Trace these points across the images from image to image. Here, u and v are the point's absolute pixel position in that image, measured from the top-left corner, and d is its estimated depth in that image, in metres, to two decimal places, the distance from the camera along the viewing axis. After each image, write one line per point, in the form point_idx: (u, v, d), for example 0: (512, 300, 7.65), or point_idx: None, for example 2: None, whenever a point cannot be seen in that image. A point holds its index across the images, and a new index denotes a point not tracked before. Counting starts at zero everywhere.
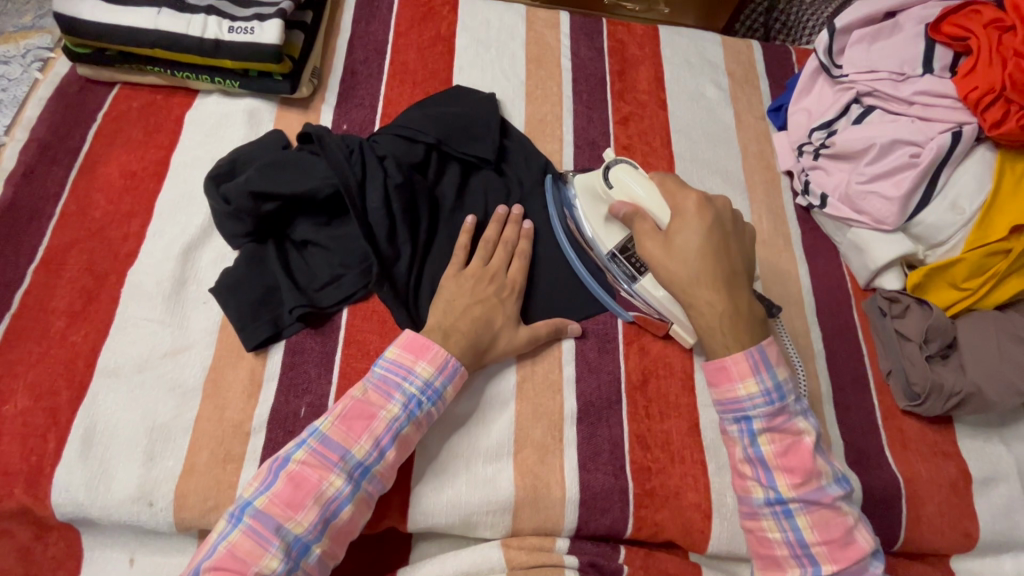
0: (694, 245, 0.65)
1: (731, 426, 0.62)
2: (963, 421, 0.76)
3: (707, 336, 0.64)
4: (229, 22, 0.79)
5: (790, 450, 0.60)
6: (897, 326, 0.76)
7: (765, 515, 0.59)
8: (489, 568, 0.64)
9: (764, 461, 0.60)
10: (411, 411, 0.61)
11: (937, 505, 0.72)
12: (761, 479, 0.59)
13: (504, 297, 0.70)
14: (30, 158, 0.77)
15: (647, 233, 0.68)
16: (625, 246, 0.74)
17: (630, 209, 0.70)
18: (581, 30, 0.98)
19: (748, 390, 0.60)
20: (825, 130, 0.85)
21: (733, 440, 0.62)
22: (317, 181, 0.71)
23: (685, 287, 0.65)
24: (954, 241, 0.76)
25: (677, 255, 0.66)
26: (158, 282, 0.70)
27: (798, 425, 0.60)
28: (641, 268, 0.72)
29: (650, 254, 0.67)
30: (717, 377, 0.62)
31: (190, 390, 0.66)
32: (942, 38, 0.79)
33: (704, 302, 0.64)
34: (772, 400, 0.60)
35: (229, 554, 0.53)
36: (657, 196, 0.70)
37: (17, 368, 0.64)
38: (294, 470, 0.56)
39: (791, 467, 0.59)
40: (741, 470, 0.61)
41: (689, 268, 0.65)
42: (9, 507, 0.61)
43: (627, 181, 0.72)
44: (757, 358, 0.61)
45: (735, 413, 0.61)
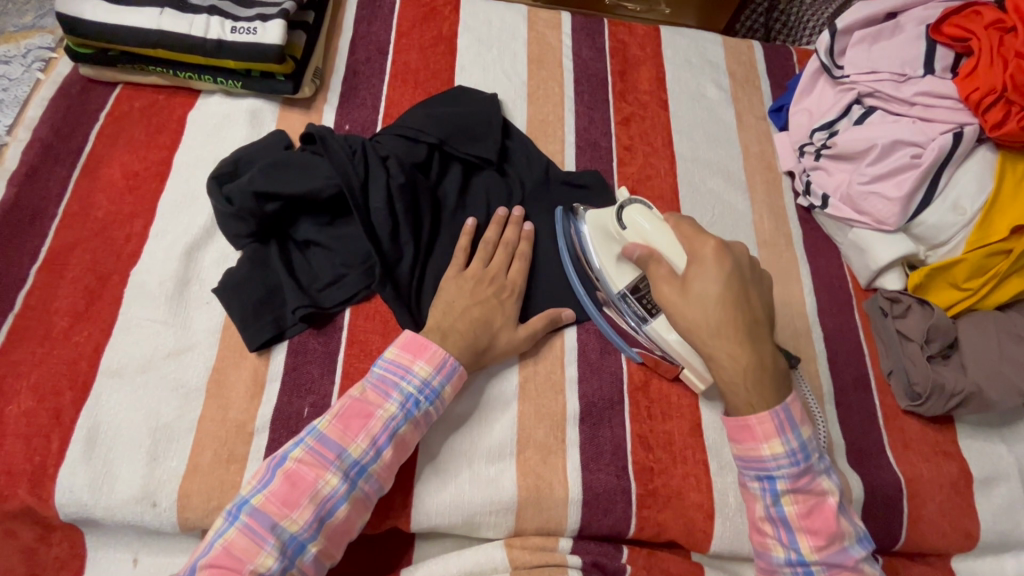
0: (714, 295, 0.61)
1: (752, 483, 0.60)
2: (964, 421, 0.76)
3: (729, 391, 0.60)
4: (232, 23, 0.79)
5: (813, 510, 0.58)
6: (898, 326, 0.76)
7: (785, 573, 0.59)
8: (491, 567, 0.65)
9: (786, 522, 0.59)
10: (408, 411, 0.61)
11: (938, 504, 0.72)
12: (782, 539, 0.59)
13: (506, 298, 0.71)
14: (32, 159, 0.77)
15: (662, 278, 0.64)
16: (637, 286, 0.72)
17: (642, 252, 0.66)
18: (583, 30, 0.98)
19: (773, 451, 0.58)
20: (826, 130, 0.85)
21: (754, 496, 0.60)
22: (320, 182, 0.71)
23: (706, 340, 0.61)
24: (955, 242, 0.77)
25: (695, 303, 0.61)
26: (161, 283, 0.70)
27: (823, 486, 0.58)
28: (653, 310, 0.71)
29: (666, 302, 0.63)
30: (740, 434, 0.60)
31: (193, 390, 0.66)
32: (944, 39, 0.79)
33: (726, 356, 0.60)
34: (798, 462, 0.58)
35: (225, 552, 0.53)
36: (672, 240, 0.66)
37: (20, 368, 0.64)
38: (290, 469, 0.56)
39: (814, 529, 0.58)
40: (761, 527, 0.60)
41: (710, 318, 0.60)
42: (13, 507, 0.61)
43: (639, 220, 0.69)
44: (782, 418, 0.58)
45: (759, 472, 0.59)
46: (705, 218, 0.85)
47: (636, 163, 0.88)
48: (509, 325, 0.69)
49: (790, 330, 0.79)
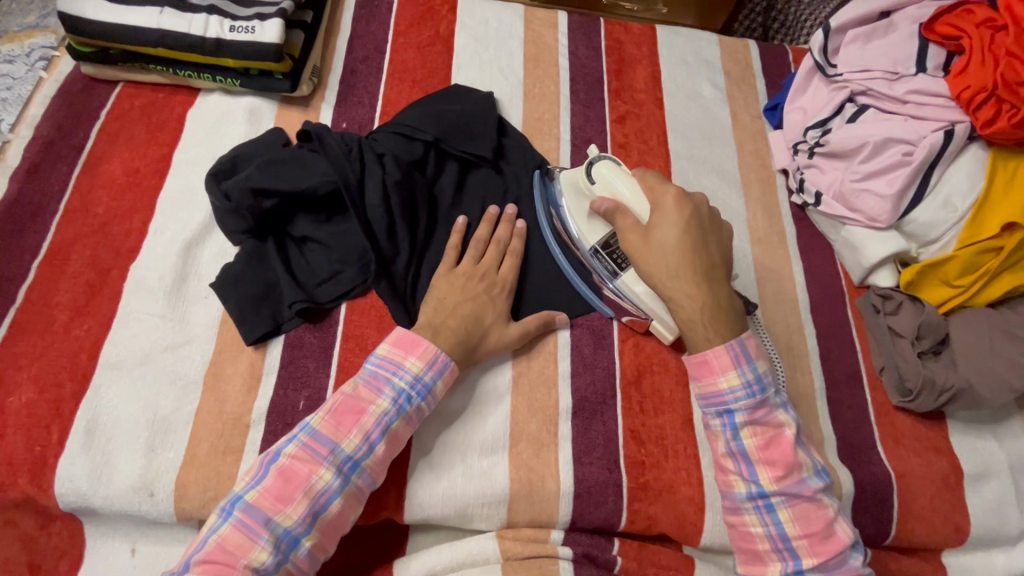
0: (673, 240, 0.66)
1: (713, 420, 0.63)
2: (955, 417, 0.77)
3: (687, 328, 0.65)
4: (231, 22, 0.80)
5: (771, 442, 0.61)
6: (890, 323, 0.77)
7: (747, 509, 0.61)
8: (484, 559, 0.65)
9: (745, 454, 0.61)
10: (400, 407, 0.62)
11: (929, 499, 0.72)
12: (743, 473, 0.61)
13: (495, 293, 0.72)
14: (34, 156, 0.78)
15: (627, 227, 0.69)
16: (608, 241, 0.74)
17: (610, 203, 0.71)
18: (579, 29, 0.99)
19: (730, 383, 0.61)
20: (819, 128, 0.86)
21: (715, 433, 0.63)
22: (317, 179, 0.72)
23: (665, 282, 0.66)
24: (946, 239, 0.77)
25: (656, 248, 0.66)
26: (160, 277, 0.72)
27: (779, 418, 0.61)
28: (623, 264, 0.73)
29: (630, 248, 0.68)
30: (699, 370, 0.63)
31: (190, 383, 0.67)
32: (936, 37, 0.79)
33: (684, 295, 0.65)
34: (754, 394, 0.61)
35: (219, 547, 0.54)
36: (637, 191, 0.71)
37: (21, 361, 0.66)
38: (284, 465, 0.57)
39: (771, 459, 0.60)
40: (723, 463, 0.63)
41: (669, 261, 0.66)
42: (13, 497, 0.62)
43: (609, 176, 0.73)
44: (738, 351, 0.62)
45: (718, 406, 0.62)
46: None
47: (631, 162, 0.89)
48: (500, 320, 0.70)
49: (782, 327, 0.80)
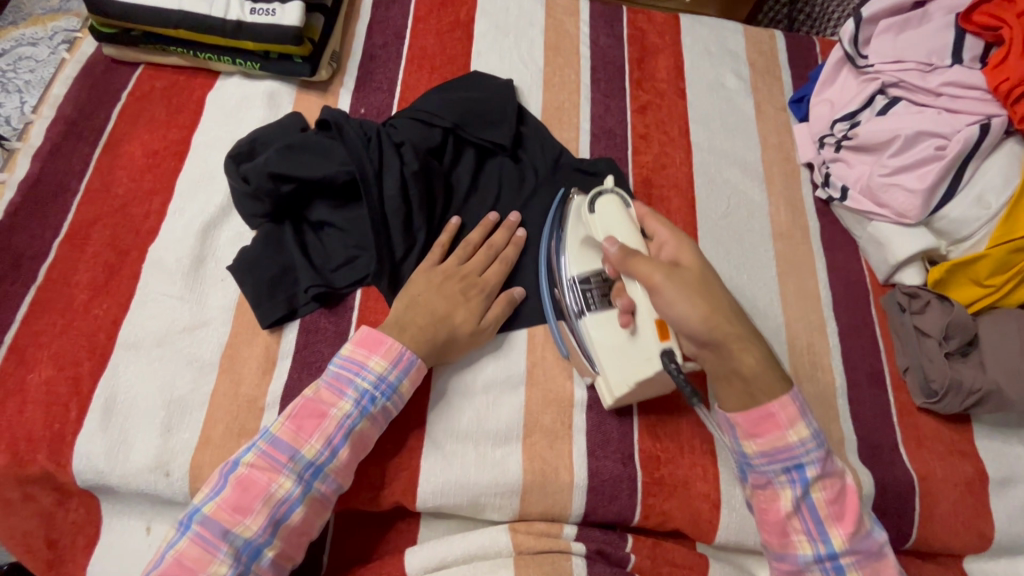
0: (714, 280, 0.62)
1: (779, 477, 0.59)
2: (981, 421, 0.75)
3: (757, 378, 0.59)
4: (251, 5, 0.80)
5: (839, 497, 0.58)
6: (916, 323, 0.75)
7: (811, 571, 0.58)
8: (496, 551, 0.64)
9: (814, 510, 0.58)
10: (364, 408, 0.62)
11: (951, 504, 0.71)
12: (811, 534, 0.58)
13: (473, 293, 0.70)
14: (56, 136, 0.78)
15: (657, 266, 0.59)
16: (588, 277, 0.69)
17: (612, 246, 0.62)
18: (601, 17, 0.97)
19: (799, 435, 0.58)
20: (847, 121, 0.83)
21: (778, 492, 0.59)
22: (334, 167, 0.71)
23: (730, 328, 0.59)
24: (977, 237, 0.75)
25: (704, 288, 0.60)
26: (177, 260, 0.72)
27: (844, 470, 0.59)
28: (591, 304, 0.67)
29: (678, 289, 0.59)
30: (763, 426, 0.59)
31: (207, 364, 0.67)
32: (973, 27, 0.77)
33: (747, 341, 0.59)
34: (822, 444, 0.58)
35: (177, 561, 0.54)
36: (634, 231, 0.64)
37: (41, 339, 0.66)
38: (242, 475, 0.57)
39: (841, 515, 0.58)
40: (788, 525, 0.59)
41: (722, 302, 0.60)
42: (31, 472, 0.62)
43: (612, 207, 0.67)
44: (801, 401, 0.59)
45: (786, 462, 0.58)
46: (720, 209, 0.84)
47: (651, 153, 0.87)
48: (471, 316, 0.68)
49: (803, 325, 0.78)
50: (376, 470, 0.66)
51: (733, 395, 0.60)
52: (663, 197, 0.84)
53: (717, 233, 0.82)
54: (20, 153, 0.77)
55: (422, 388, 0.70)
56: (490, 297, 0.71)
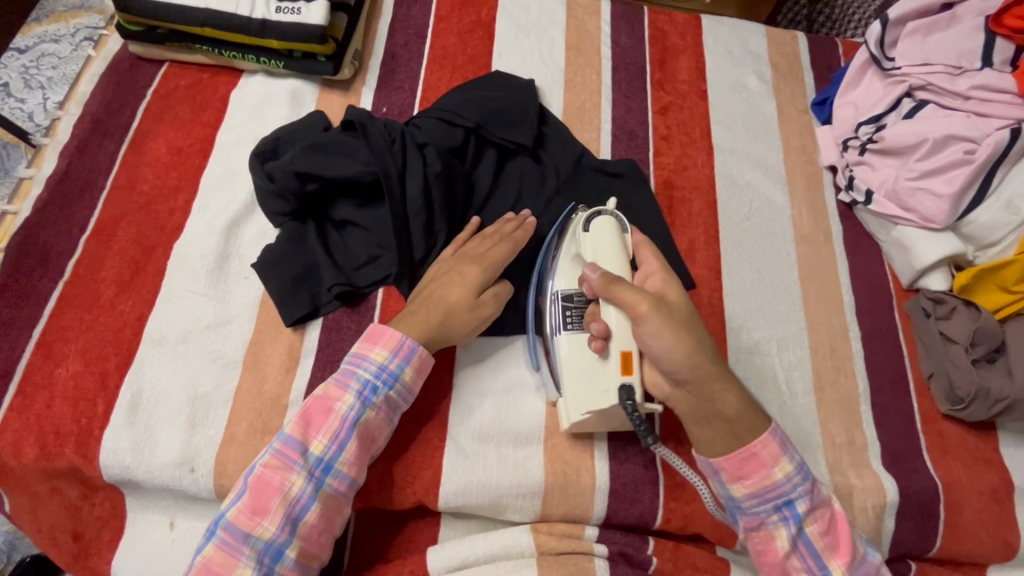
0: (696, 319, 0.63)
1: (772, 517, 0.58)
2: (1007, 428, 0.74)
3: (734, 419, 0.59)
4: (276, 3, 0.80)
5: (831, 526, 0.59)
6: (941, 328, 0.74)
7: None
8: (517, 552, 0.64)
9: (811, 545, 0.58)
10: (366, 398, 0.61)
11: (977, 513, 0.70)
12: (813, 570, 0.58)
13: (472, 270, 0.68)
14: (83, 133, 0.79)
15: (645, 294, 0.60)
16: (572, 295, 0.67)
17: (594, 272, 0.64)
18: (622, 17, 0.97)
19: (785, 472, 0.58)
20: (873, 124, 0.83)
21: (774, 531, 0.58)
22: (357, 167, 0.71)
23: (709, 367, 0.59)
24: (1006, 243, 0.73)
25: (687, 325, 0.61)
26: (202, 257, 0.72)
27: (832, 500, 0.59)
28: (570, 324, 0.66)
29: (662, 320, 0.59)
30: (746, 465, 0.58)
31: (231, 361, 0.68)
32: (1005, 30, 0.75)
33: (726, 382, 0.60)
34: (808, 476, 0.58)
35: (206, 567, 0.55)
36: (622, 261, 0.66)
37: (69, 333, 0.67)
38: (256, 477, 0.57)
39: (836, 546, 0.58)
40: (787, 564, 0.58)
41: (704, 340, 0.61)
42: (59, 466, 0.63)
43: (605, 232, 0.67)
44: (781, 436, 0.59)
45: (776, 500, 0.58)
46: (742, 212, 0.84)
47: (673, 154, 0.86)
48: (467, 294, 0.66)
49: (825, 329, 0.78)
50: (397, 469, 0.66)
51: (718, 438, 0.59)
52: (685, 199, 0.84)
53: (739, 235, 0.82)
54: (48, 149, 0.78)
55: (444, 388, 0.70)
56: (491, 277, 0.68)
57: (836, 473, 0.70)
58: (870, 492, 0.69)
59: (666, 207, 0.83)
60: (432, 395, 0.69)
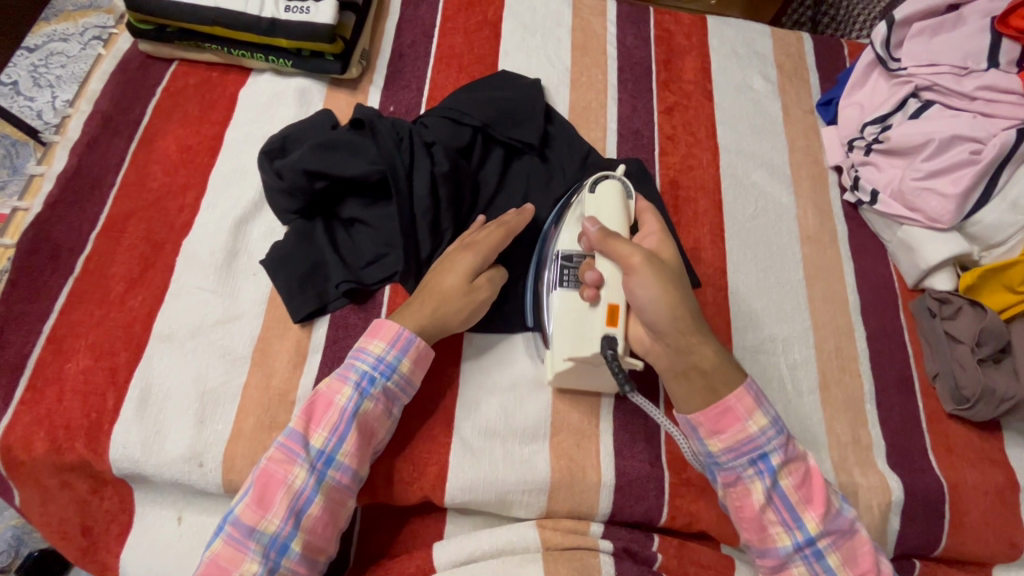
0: (684, 278, 0.63)
1: (747, 469, 0.59)
2: (1012, 428, 0.74)
3: (710, 376, 0.59)
4: (286, 2, 0.81)
5: (805, 481, 0.59)
6: (947, 328, 0.74)
7: (794, 562, 0.59)
8: (523, 547, 0.64)
9: (786, 499, 0.59)
10: (364, 390, 0.62)
11: (982, 512, 0.70)
12: (787, 524, 0.58)
13: (465, 255, 0.67)
14: (93, 130, 0.80)
15: (639, 248, 0.60)
16: (572, 255, 0.66)
17: (593, 226, 0.63)
18: (628, 18, 0.97)
19: (759, 425, 0.58)
20: (879, 124, 0.83)
21: (749, 486, 0.59)
22: (365, 166, 0.72)
23: (692, 322, 0.60)
24: (1011, 243, 0.74)
25: (676, 280, 0.61)
26: (211, 253, 0.73)
27: (805, 454, 0.60)
28: (567, 282, 0.65)
29: (653, 273, 0.59)
30: (724, 420, 0.59)
31: (239, 357, 0.68)
32: (1011, 31, 0.76)
33: (707, 341, 0.60)
34: (782, 430, 0.59)
35: (214, 562, 0.56)
36: (623, 221, 0.66)
37: (79, 328, 0.67)
38: (260, 471, 0.58)
39: (811, 499, 0.58)
40: (764, 519, 0.59)
41: (690, 297, 0.61)
42: (69, 460, 0.63)
43: (612, 193, 0.67)
44: (756, 390, 0.60)
45: (751, 454, 0.58)
46: (747, 211, 0.84)
47: (678, 154, 0.87)
48: (461, 279, 0.66)
49: (831, 329, 0.78)
50: (404, 465, 0.66)
51: (695, 393, 0.60)
52: (690, 199, 0.84)
53: (744, 235, 0.82)
54: (59, 146, 0.79)
55: (450, 384, 0.70)
56: (485, 261, 0.68)
57: (841, 471, 0.70)
58: (875, 490, 0.69)
59: (671, 206, 0.83)
60: (439, 391, 0.70)
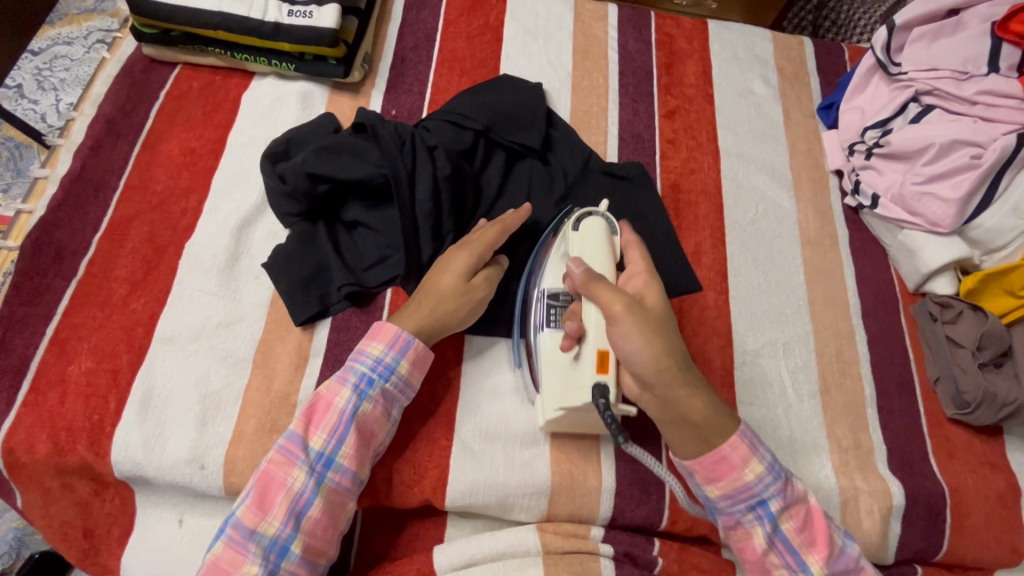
0: (670, 323, 0.60)
1: (747, 517, 0.58)
2: (1013, 432, 0.74)
3: (701, 427, 0.57)
4: (288, 7, 0.81)
5: (807, 523, 0.58)
6: (948, 332, 0.74)
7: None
8: (524, 551, 0.64)
9: (788, 542, 0.58)
10: (362, 391, 0.62)
11: (984, 517, 0.70)
12: (792, 567, 0.58)
13: (461, 254, 0.67)
14: (97, 133, 0.80)
15: (621, 296, 0.58)
16: (558, 292, 0.67)
17: (577, 268, 0.61)
18: (629, 22, 0.98)
19: (755, 472, 0.57)
20: (880, 129, 0.83)
21: (750, 531, 0.58)
22: (368, 170, 0.72)
23: (680, 372, 0.57)
24: (1012, 247, 0.74)
25: (660, 330, 0.58)
26: (213, 256, 0.73)
27: (806, 495, 0.59)
28: (551, 321, 0.66)
29: (636, 323, 0.57)
30: (718, 469, 0.57)
31: (241, 360, 0.68)
32: (1010, 36, 0.76)
33: (696, 391, 0.57)
34: (780, 475, 0.57)
35: (214, 565, 0.56)
36: (608, 260, 0.64)
37: (82, 331, 0.67)
38: (260, 474, 0.58)
39: (813, 541, 0.58)
40: (766, 561, 0.58)
41: (676, 346, 0.58)
42: (71, 462, 0.63)
43: (594, 232, 0.66)
44: (751, 436, 0.58)
45: (749, 500, 0.57)
46: (748, 215, 0.84)
47: (679, 158, 0.87)
48: (458, 278, 0.66)
49: (831, 332, 0.78)
50: (405, 467, 0.66)
51: (689, 443, 0.58)
52: (691, 203, 0.84)
53: (745, 239, 0.82)
54: (63, 149, 0.79)
55: (451, 387, 0.70)
56: (481, 259, 0.67)
57: (842, 476, 0.70)
58: (876, 495, 0.69)
59: (672, 210, 0.83)
60: (440, 394, 0.70)
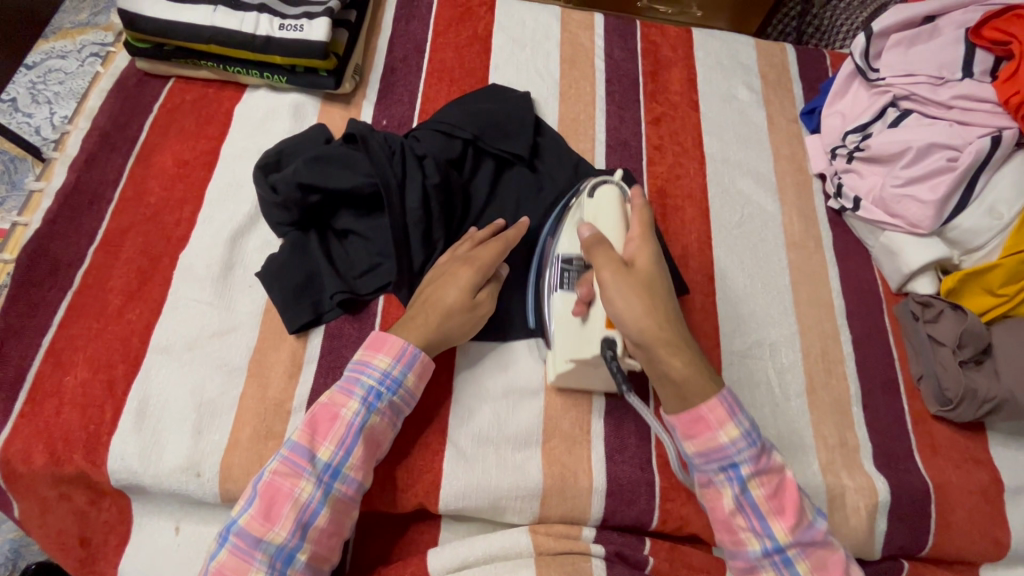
0: (662, 287, 0.61)
1: (717, 475, 0.59)
2: (995, 428, 0.75)
3: (680, 387, 0.59)
4: (280, 21, 0.83)
5: (777, 491, 0.59)
6: (930, 331, 0.76)
7: (764, 567, 0.58)
8: (516, 553, 0.65)
9: (756, 507, 0.58)
10: (370, 404, 0.63)
11: (968, 511, 0.71)
12: (756, 529, 0.58)
13: (465, 271, 0.69)
14: (91, 146, 0.81)
15: (611, 262, 0.61)
16: (570, 258, 0.69)
17: (587, 232, 0.64)
18: (615, 31, 1.00)
19: (730, 436, 0.58)
20: (859, 133, 0.85)
21: (720, 490, 0.59)
22: (359, 180, 0.73)
23: (663, 333, 0.59)
24: (990, 247, 0.76)
25: (644, 293, 0.59)
26: (207, 266, 0.74)
27: (779, 463, 0.60)
28: (564, 284, 0.68)
29: (619, 287, 0.59)
30: (695, 427, 0.59)
31: (236, 368, 0.69)
32: (984, 42, 0.79)
33: (676, 353, 0.59)
34: (754, 442, 0.59)
35: (220, 572, 0.56)
36: (617, 224, 0.66)
37: (78, 342, 0.68)
38: (266, 484, 0.58)
39: (782, 509, 0.58)
40: (733, 522, 0.59)
41: (662, 310, 0.59)
42: (67, 472, 0.64)
43: (603, 200, 0.68)
44: (730, 402, 0.59)
45: (721, 461, 0.59)
46: (734, 219, 0.86)
47: (666, 163, 0.89)
48: (464, 294, 0.68)
49: (817, 332, 0.80)
50: (399, 471, 0.67)
51: (670, 398, 0.60)
52: (678, 207, 0.86)
53: (731, 242, 0.84)
54: (57, 163, 0.80)
55: (444, 392, 0.71)
56: (484, 277, 0.69)
57: (829, 473, 0.71)
58: (862, 491, 0.70)
59: (659, 215, 0.85)
60: (433, 400, 0.71)
